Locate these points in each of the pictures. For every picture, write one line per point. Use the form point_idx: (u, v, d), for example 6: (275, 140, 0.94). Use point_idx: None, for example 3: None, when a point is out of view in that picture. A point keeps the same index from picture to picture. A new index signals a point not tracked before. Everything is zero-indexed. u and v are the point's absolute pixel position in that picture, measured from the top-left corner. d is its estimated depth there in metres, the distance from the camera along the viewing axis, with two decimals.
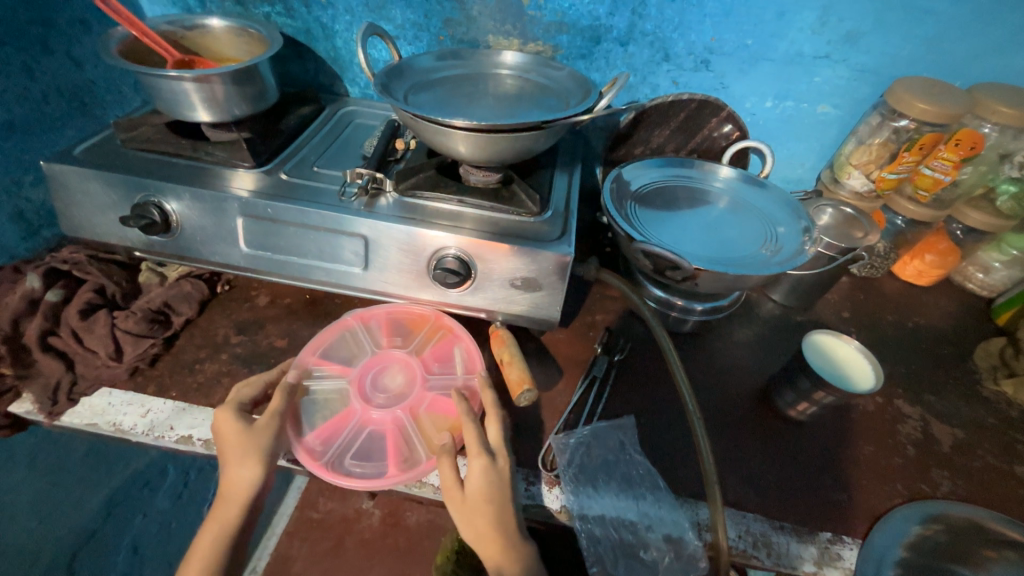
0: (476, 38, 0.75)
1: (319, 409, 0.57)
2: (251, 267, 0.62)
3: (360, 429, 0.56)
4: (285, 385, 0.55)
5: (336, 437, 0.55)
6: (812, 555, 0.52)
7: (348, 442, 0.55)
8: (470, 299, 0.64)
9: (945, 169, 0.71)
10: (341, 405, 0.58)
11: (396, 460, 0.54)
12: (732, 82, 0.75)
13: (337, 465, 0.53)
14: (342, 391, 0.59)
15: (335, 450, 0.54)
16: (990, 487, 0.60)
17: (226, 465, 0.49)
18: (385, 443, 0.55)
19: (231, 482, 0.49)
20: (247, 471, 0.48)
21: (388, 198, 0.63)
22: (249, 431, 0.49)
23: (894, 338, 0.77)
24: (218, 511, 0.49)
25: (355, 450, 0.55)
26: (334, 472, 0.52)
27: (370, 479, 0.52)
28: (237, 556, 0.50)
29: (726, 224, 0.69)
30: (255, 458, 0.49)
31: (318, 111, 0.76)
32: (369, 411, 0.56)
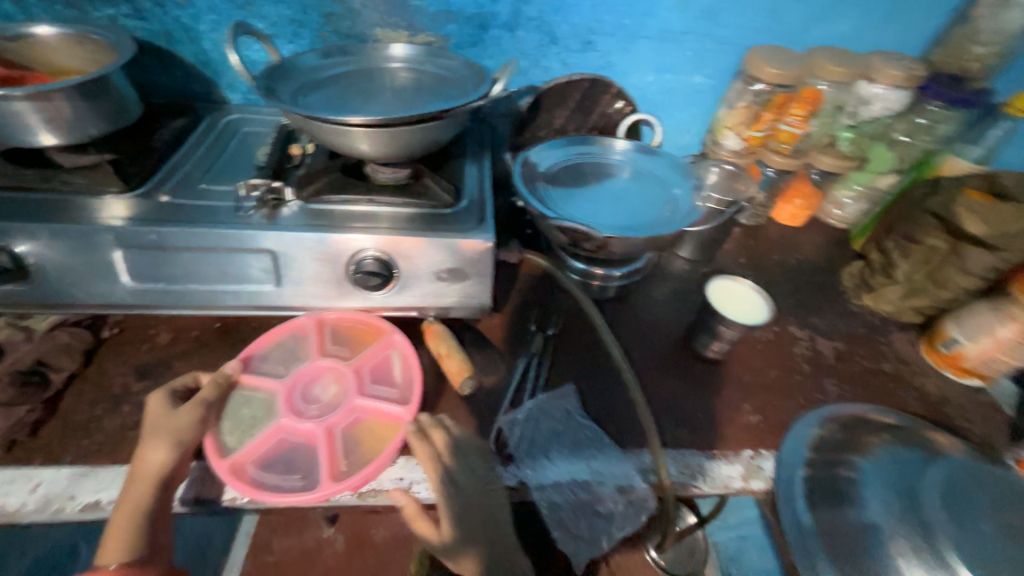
0: (362, 32, 0.69)
1: (240, 426, 0.49)
2: (143, 303, 0.56)
3: (287, 443, 0.49)
4: (220, 375, 0.51)
5: (261, 454, 0.48)
6: (739, 472, 0.55)
7: (276, 458, 0.48)
8: (399, 299, 0.59)
9: (797, 123, 0.74)
10: (267, 419, 0.50)
11: (330, 471, 0.47)
12: (616, 61, 0.74)
13: (260, 484, 0.46)
14: (269, 404, 0.51)
15: (259, 469, 0.47)
16: (867, 385, 0.65)
17: (141, 444, 0.45)
18: (317, 456, 0.48)
19: (138, 462, 0.44)
20: (160, 450, 0.45)
21: (291, 207, 0.57)
22: (171, 415, 0.47)
23: (781, 274, 0.81)
24: (127, 493, 0.44)
25: (283, 465, 0.48)
26: (255, 491, 0.45)
27: (297, 492, 0.45)
28: (158, 541, 0.44)
29: (632, 194, 0.69)
30: (169, 439, 0.45)
31: (195, 122, 0.69)
32: (299, 423, 0.49)
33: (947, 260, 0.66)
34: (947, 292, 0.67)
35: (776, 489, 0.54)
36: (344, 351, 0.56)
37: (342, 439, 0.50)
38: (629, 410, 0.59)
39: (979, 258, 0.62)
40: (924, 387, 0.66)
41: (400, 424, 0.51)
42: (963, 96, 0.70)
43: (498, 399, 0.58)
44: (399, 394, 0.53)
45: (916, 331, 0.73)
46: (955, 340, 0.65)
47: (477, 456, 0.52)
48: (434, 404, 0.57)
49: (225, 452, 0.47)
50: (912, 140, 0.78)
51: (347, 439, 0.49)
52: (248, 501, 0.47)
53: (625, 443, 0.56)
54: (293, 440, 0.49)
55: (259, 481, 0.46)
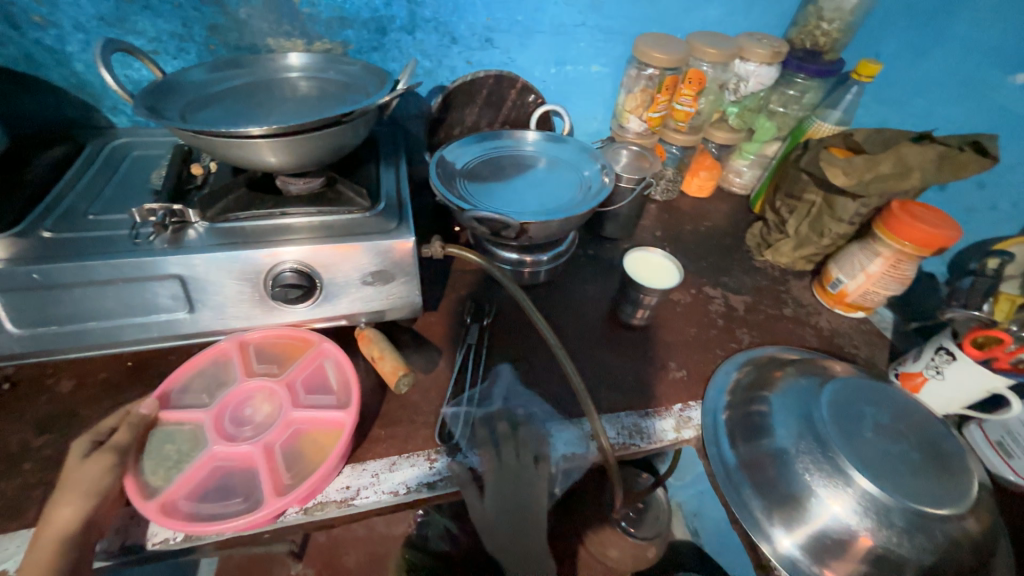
0: (254, 43, 0.67)
1: (166, 462, 0.47)
2: (35, 351, 0.51)
3: (222, 469, 0.47)
4: (134, 417, 0.48)
5: (193, 486, 0.46)
6: (672, 424, 0.59)
7: (210, 487, 0.46)
8: (326, 310, 0.58)
9: (689, 103, 0.81)
10: (197, 451, 0.48)
11: (273, 487, 0.46)
12: (517, 56, 0.77)
13: (197, 517, 0.44)
14: (196, 435, 0.49)
15: (192, 502, 0.45)
16: (774, 330, 0.73)
17: (55, 499, 0.42)
18: (257, 476, 0.47)
19: (49, 521, 0.41)
20: (69, 504, 0.41)
21: (197, 229, 0.54)
22: (82, 465, 0.44)
23: (694, 241, 0.88)
24: (32, 560, 0.40)
25: (219, 492, 0.46)
26: (193, 523, 0.43)
27: (240, 514, 0.44)
28: None
29: (549, 182, 0.72)
30: (82, 491, 0.42)
31: (76, 151, 0.63)
32: (233, 448, 0.48)
33: (823, 211, 0.75)
34: (827, 239, 0.76)
35: (704, 435, 0.59)
36: (273, 369, 0.55)
37: (283, 454, 0.49)
38: (567, 384, 0.62)
39: (846, 206, 0.71)
40: (820, 325, 0.75)
41: (342, 427, 0.51)
42: (819, 68, 0.80)
43: (437, 393, 0.59)
44: (337, 398, 0.53)
45: (809, 277, 0.83)
46: (839, 280, 0.74)
47: (424, 452, 0.53)
48: (375, 408, 0.57)
49: (150, 492, 0.45)
50: (785, 110, 0.89)
51: (288, 454, 0.49)
52: (182, 539, 0.45)
53: (564, 416, 0.59)
54: (228, 466, 0.47)
55: (193, 513, 0.44)
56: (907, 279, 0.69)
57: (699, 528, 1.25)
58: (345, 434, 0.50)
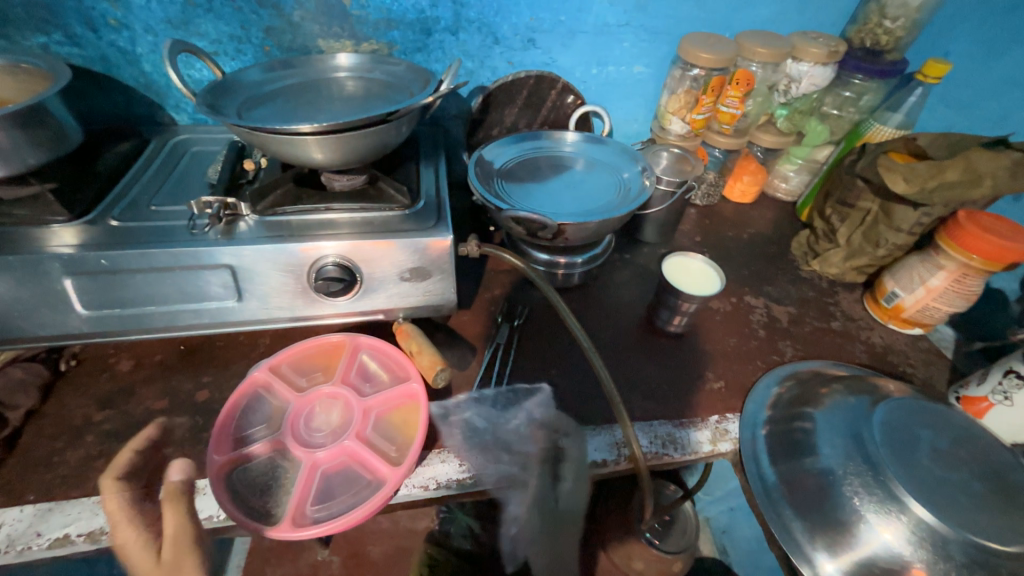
0: (306, 44, 0.70)
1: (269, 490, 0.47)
2: (101, 331, 0.55)
3: (326, 476, 0.48)
4: (168, 489, 0.49)
5: (311, 499, 0.46)
6: (707, 436, 0.58)
7: (327, 492, 0.47)
8: (364, 304, 0.59)
9: (735, 105, 0.78)
10: (289, 474, 0.48)
11: (388, 463, 0.48)
12: (558, 57, 0.77)
13: (331, 516, 0.45)
14: (283, 458, 0.49)
15: (321, 509, 0.46)
16: (820, 344, 0.70)
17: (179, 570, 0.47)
18: (365, 462, 0.49)
19: None
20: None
21: (248, 221, 0.57)
22: (162, 552, 0.47)
23: (735, 248, 0.85)
24: None
25: (340, 491, 0.47)
26: (337, 518, 0.44)
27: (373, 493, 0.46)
28: None
29: (587, 183, 0.72)
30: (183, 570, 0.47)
31: (142, 146, 0.68)
32: (324, 453, 0.49)
33: (879, 220, 0.71)
34: (883, 250, 0.71)
35: (740, 449, 0.57)
36: (324, 375, 0.55)
37: (374, 438, 0.51)
38: (597, 388, 0.61)
39: (906, 215, 0.67)
40: (871, 340, 0.71)
41: (416, 398, 0.54)
42: (879, 68, 0.75)
43: (467, 390, 0.59)
44: (397, 378, 0.55)
45: (861, 290, 0.78)
46: (894, 294, 0.70)
47: (453, 448, 0.54)
48: None
49: (273, 521, 0.45)
50: (840, 113, 0.85)
51: (380, 436, 0.51)
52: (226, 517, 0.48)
53: (595, 421, 0.58)
54: (331, 468, 0.49)
55: (330, 516, 0.45)
56: (973, 296, 0.65)
57: (728, 545, 1.21)
58: (422, 401, 0.53)
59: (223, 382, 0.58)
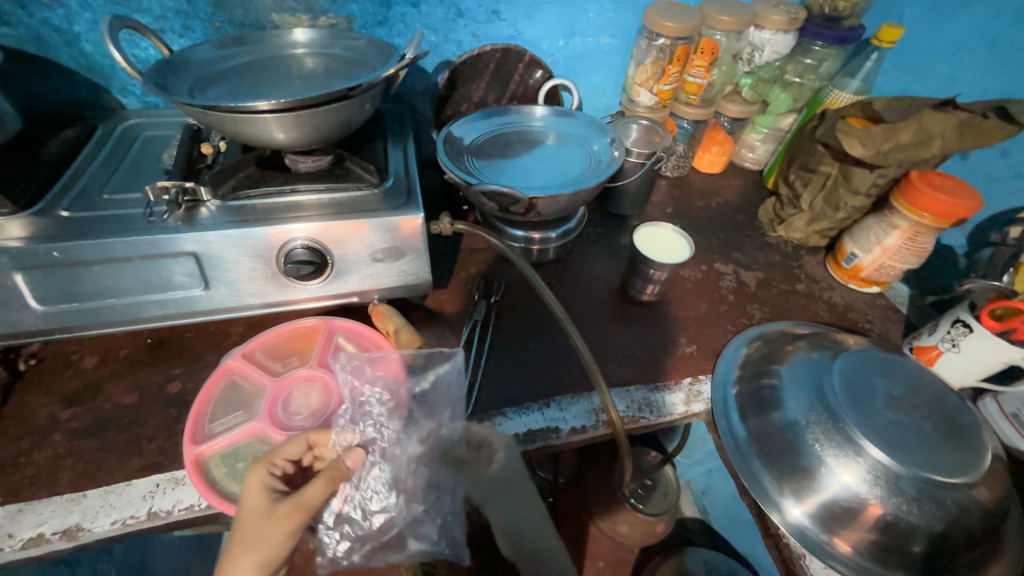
0: (259, 19, 0.67)
1: (272, 467, 0.45)
2: (60, 327, 0.53)
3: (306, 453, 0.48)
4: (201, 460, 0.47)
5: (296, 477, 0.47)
6: (681, 398, 0.60)
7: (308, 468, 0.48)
8: (337, 286, 0.59)
9: (702, 75, 0.79)
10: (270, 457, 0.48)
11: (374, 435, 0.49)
12: (523, 29, 0.75)
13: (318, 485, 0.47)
14: (262, 443, 0.48)
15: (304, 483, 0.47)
16: (786, 305, 0.73)
17: (251, 549, 0.42)
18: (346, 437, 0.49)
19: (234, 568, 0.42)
20: (251, 556, 0.42)
21: (209, 206, 0.55)
22: (265, 517, 0.43)
23: (705, 217, 0.87)
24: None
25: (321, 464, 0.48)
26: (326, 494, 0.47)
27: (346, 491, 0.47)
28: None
29: (558, 157, 0.72)
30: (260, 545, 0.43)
31: (89, 132, 0.64)
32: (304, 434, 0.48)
33: (839, 183, 0.73)
34: (842, 213, 0.74)
35: (712, 408, 0.59)
36: (299, 359, 0.54)
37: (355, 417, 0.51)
38: (575, 359, 0.62)
39: (863, 178, 0.69)
40: (833, 300, 0.74)
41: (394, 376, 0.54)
42: (838, 34, 0.77)
43: None
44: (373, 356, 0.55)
45: (823, 253, 0.81)
46: (853, 254, 0.73)
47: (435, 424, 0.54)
48: None
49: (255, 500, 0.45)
50: (802, 81, 0.87)
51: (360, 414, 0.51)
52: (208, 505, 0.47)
53: (574, 391, 0.59)
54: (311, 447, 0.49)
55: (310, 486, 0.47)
56: (925, 252, 0.68)
57: (707, 505, 1.28)
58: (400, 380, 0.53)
59: (196, 374, 0.57)
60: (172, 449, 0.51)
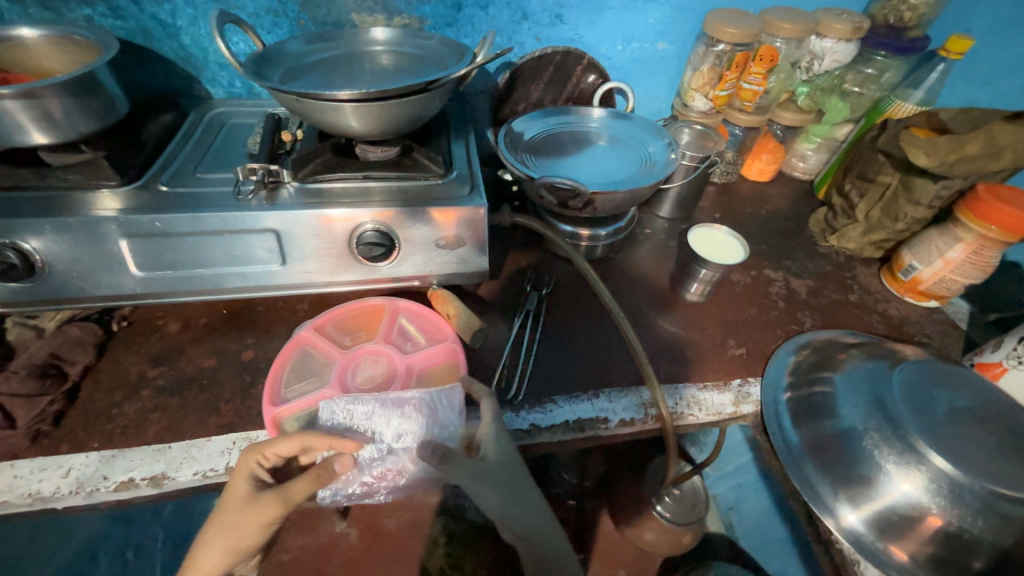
0: (339, 18, 0.71)
1: (261, 457, 0.46)
2: (153, 293, 0.57)
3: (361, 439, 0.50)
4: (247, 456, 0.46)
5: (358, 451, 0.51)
6: (730, 398, 0.60)
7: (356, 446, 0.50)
8: (401, 269, 0.62)
9: (758, 81, 0.79)
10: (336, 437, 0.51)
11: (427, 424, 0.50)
12: (584, 33, 0.78)
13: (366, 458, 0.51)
14: None
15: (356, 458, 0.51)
16: (838, 314, 0.72)
17: (226, 533, 0.45)
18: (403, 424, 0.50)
19: (207, 547, 0.46)
20: (222, 540, 0.46)
21: (289, 188, 0.59)
22: (248, 503, 0.45)
23: (754, 224, 0.87)
24: (198, 557, 0.46)
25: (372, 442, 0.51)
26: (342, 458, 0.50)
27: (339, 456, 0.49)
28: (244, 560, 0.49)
29: (612, 157, 0.73)
30: (234, 530, 0.45)
31: (182, 118, 0.70)
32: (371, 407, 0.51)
33: (899, 194, 0.72)
34: (902, 224, 0.73)
35: (762, 410, 0.59)
36: (364, 336, 0.57)
37: None
38: (624, 354, 0.63)
39: (925, 188, 0.68)
40: (888, 312, 0.73)
41: (455, 358, 0.56)
42: (902, 45, 0.76)
43: (499, 352, 0.62)
44: (433, 339, 0.58)
45: (877, 265, 0.80)
46: (912, 266, 0.72)
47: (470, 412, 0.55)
48: None
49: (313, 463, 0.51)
50: (861, 91, 0.86)
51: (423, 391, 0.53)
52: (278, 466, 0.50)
53: (623, 384, 0.60)
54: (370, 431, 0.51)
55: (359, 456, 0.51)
56: (989, 267, 0.66)
57: (735, 521, 1.25)
58: (461, 361, 0.55)
59: (267, 344, 0.61)
60: (246, 411, 0.54)
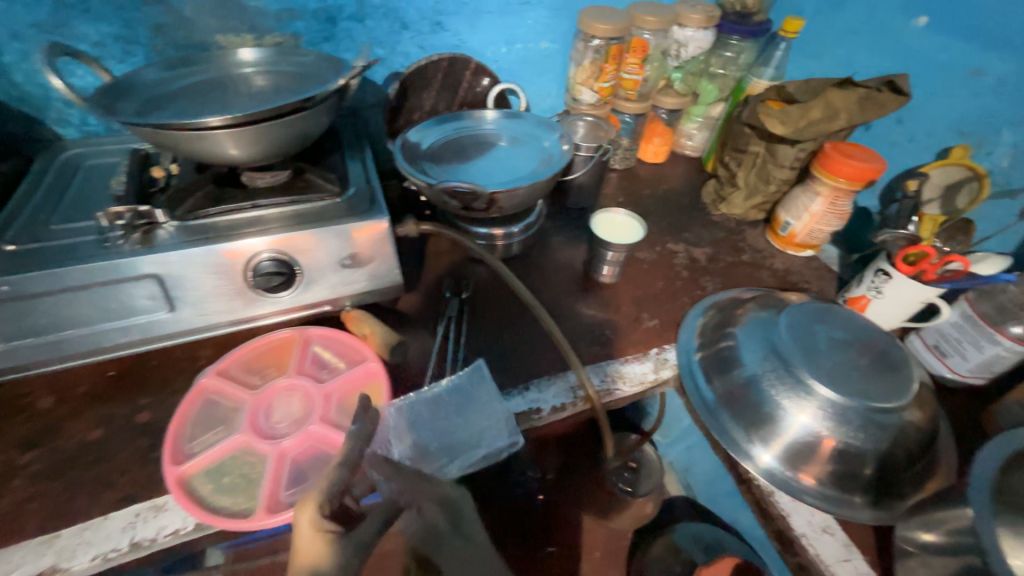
0: (202, 41, 0.67)
1: (318, 504, 0.43)
2: (14, 364, 0.51)
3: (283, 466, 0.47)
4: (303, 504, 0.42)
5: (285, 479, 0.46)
6: (650, 366, 0.64)
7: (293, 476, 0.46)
8: (308, 296, 0.59)
9: (636, 71, 0.86)
10: (258, 468, 0.47)
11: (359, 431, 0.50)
12: (467, 38, 0.79)
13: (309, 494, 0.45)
14: (246, 457, 0.47)
15: (291, 488, 0.46)
16: (735, 275, 0.79)
17: None
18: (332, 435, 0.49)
19: None
20: None
21: (167, 228, 0.54)
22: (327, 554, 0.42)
23: (654, 204, 0.93)
24: None
25: (314, 467, 0.47)
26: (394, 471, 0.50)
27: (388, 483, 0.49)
28: None
29: (512, 156, 0.75)
30: None
31: (26, 165, 0.62)
32: (290, 441, 0.48)
33: (767, 160, 0.81)
34: (773, 185, 0.82)
35: (680, 372, 0.64)
36: (275, 371, 0.54)
37: (341, 419, 0.51)
38: (548, 343, 0.65)
39: (787, 153, 0.77)
40: (775, 266, 0.81)
41: (376, 377, 0.54)
42: (750, 29, 0.85)
43: (425, 363, 0.61)
44: (352, 361, 0.56)
45: (762, 226, 0.89)
46: (787, 223, 0.81)
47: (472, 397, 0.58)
48: None
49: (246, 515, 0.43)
50: (725, 72, 0.95)
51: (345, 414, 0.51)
52: (193, 528, 0.46)
53: (550, 372, 0.62)
54: (297, 455, 0.48)
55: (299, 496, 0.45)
56: (846, 214, 0.76)
57: (688, 483, 1.32)
58: (383, 379, 0.54)
59: (166, 401, 0.55)
60: (148, 478, 0.49)
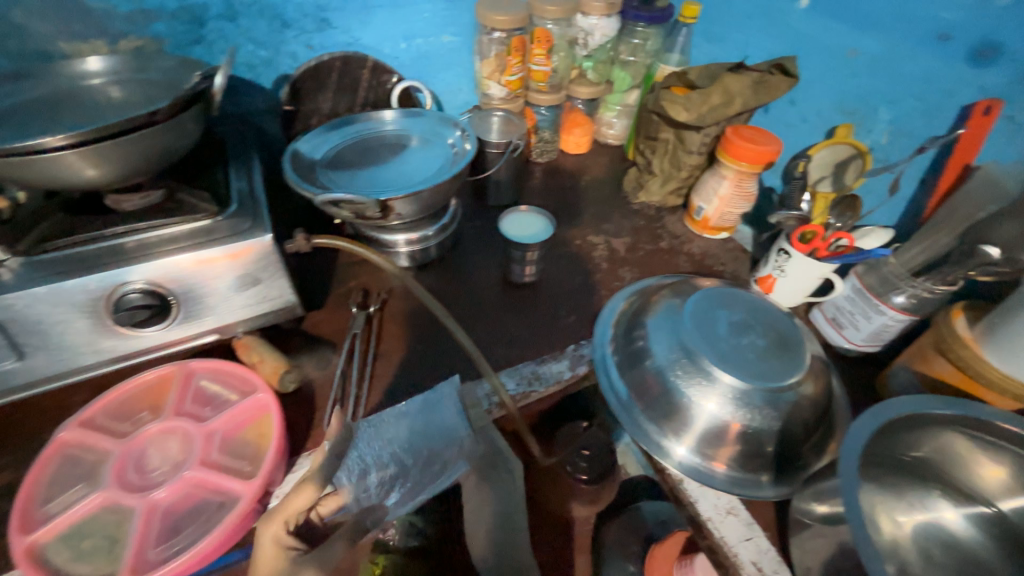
0: (44, 49, 0.61)
1: (285, 519, 0.44)
2: None
3: (155, 518, 0.43)
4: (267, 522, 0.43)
5: (154, 534, 0.43)
6: (566, 364, 0.64)
7: (165, 528, 0.43)
8: (187, 328, 0.54)
9: (544, 62, 0.84)
10: (124, 526, 0.43)
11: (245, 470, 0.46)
12: (360, 35, 0.75)
13: (179, 551, 0.41)
14: (111, 514, 0.43)
15: (160, 544, 0.42)
16: (653, 263, 0.80)
17: None
18: (213, 478, 0.45)
19: None
20: None
21: (8, 266, 0.48)
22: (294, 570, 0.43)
23: (576, 196, 0.92)
24: None
25: (190, 517, 0.44)
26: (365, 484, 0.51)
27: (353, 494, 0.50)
28: None
29: (413, 156, 0.71)
30: None
31: None
32: (161, 491, 0.44)
33: (677, 147, 0.82)
34: (685, 172, 0.83)
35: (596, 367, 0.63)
36: (151, 413, 0.50)
37: (225, 460, 0.47)
38: (462, 352, 0.63)
39: (693, 138, 0.78)
40: (692, 252, 0.82)
41: (266, 410, 0.50)
42: (652, 15, 0.84)
43: (329, 386, 0.58)
44: (239, 395, 0.51)
45: (680, 211, 0.90)
46: (701, 208, 0.82)
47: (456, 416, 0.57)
48: None
49: None
50: (635, 59, 0.94)
51: (231, 454, 0.47)
52: None
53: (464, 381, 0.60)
54: (171, 505, 0.44)
55: (168, 550, 0.42)
56: (751, 196, 0.78)
57: None
58: (273, 411, 0.49)
59: (29, 456, 0.50)
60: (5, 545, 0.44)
